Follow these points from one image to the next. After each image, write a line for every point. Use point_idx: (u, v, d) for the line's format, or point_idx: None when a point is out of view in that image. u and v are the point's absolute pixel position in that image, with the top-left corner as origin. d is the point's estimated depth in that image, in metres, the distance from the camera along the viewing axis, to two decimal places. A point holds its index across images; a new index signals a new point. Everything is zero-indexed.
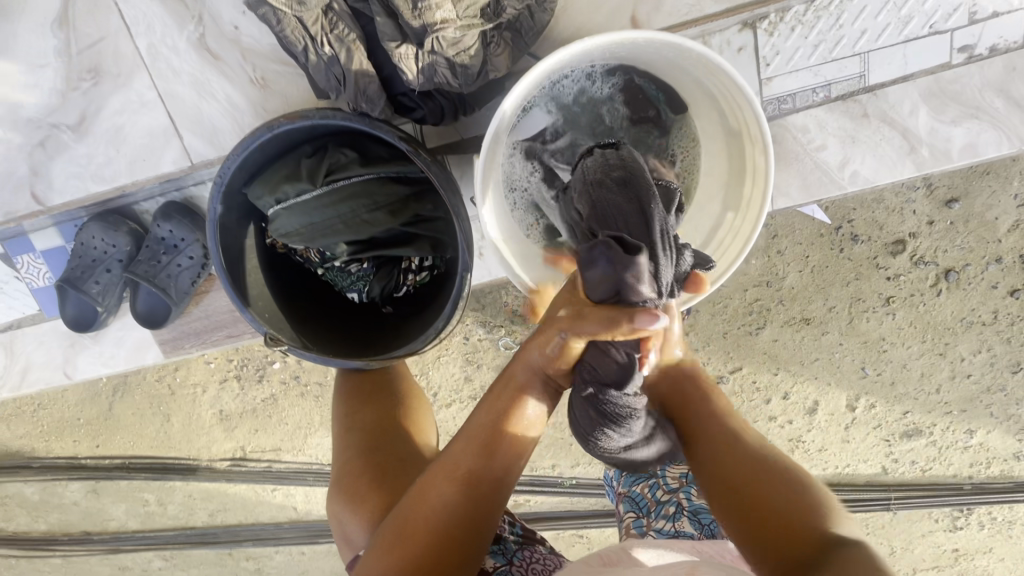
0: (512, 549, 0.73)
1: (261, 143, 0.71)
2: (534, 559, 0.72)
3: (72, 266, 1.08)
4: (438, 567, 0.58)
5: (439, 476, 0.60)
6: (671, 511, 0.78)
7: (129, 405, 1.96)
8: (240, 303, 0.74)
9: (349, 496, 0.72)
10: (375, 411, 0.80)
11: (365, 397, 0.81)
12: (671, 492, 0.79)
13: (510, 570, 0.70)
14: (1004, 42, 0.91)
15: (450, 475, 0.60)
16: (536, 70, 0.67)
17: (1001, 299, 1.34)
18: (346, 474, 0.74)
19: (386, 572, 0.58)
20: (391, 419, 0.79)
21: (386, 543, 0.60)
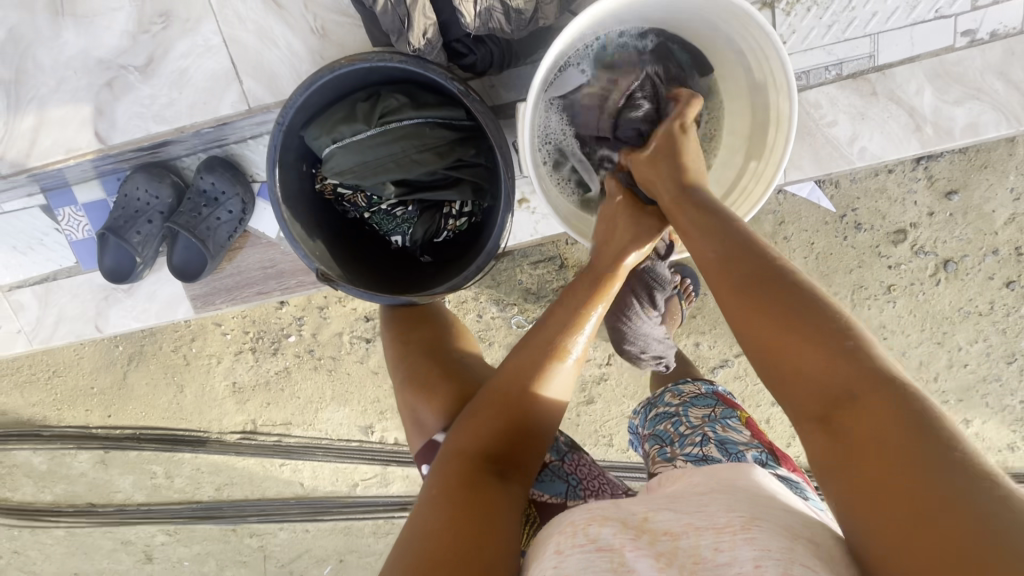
0: (563, 449, 0.80)
1: (320, 85, 0.76)
2: (582, 463, 0.79)
3: (115, 216, 1.12)
4: (530, 429, 0.68)
5: (536, 353, 0.70)
6: (697, 440, 0.78)
7: (143, 374, 1.99)
8: (292, 238, 0.79)
9: (421, 389, 0.80)
10: (429, 327, 0.88)
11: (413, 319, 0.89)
12: (695, 427, 0.80)
13: (562, 465, 0.78)
14: (1004, 28, 0.98)
15: (547, 351, 0.70)
16: (577, 24, 0.73)
17: (997, 290, 1.40)
18: (413, 374, 0.82)
19: (483, 436, 0.66)
20: (447, 332, 0.88)
21: (480, 412, 0.67)
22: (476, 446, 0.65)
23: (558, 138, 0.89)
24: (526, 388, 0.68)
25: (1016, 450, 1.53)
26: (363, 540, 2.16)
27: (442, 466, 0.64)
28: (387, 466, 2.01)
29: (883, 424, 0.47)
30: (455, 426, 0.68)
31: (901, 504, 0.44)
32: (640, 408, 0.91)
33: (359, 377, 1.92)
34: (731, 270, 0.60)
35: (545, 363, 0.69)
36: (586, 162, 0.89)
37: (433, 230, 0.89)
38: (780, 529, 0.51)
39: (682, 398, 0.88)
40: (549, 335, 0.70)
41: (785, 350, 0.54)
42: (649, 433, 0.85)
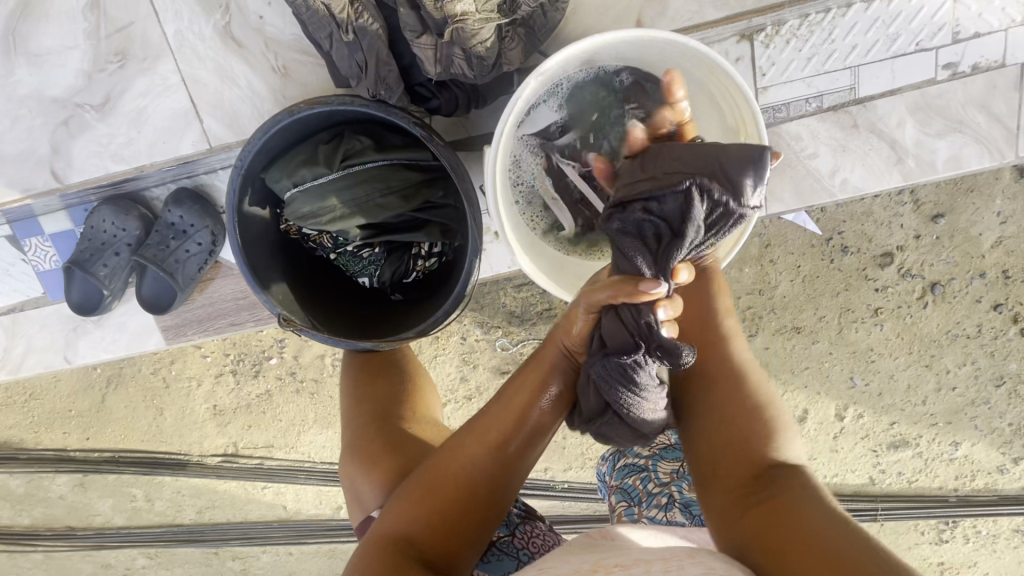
0: (515, 521, 0.77)
1: (280, 128, 0.74)
2: (535, 534, 0.77)
3: (81, 248, 1.09)
4: (464, 516, 0.64)
5: (471, 438, 0.68)
6: (664, 502, 0.79)
7: (121, 397, 1.95)
8: (254, 284, 0.76)
9: (364, 462, 0.78)
10: (385, 387, 0.87)
11: (371, 375, 0.88)
12: (663, 486, 0.81)
13: (512, 541, 0.75)
14: (985, 61, 0.97)
15: (481, 438, 0.68)
16: (544, 70, 0.71)
17: (985, 313, 1.38)
18: (360, 442, 0.81)
19: (410, 521, 0.64)
20: (398, 397, 0.86)
21: (411, 495, 0.66)
22: (402, 529, 0.63)
23: (529, 176, 0.87)
24: (457, 475, 0.66)
25: (1006, 472, 1.51)
26: None
27: (365, 548, 0.62)
28: None
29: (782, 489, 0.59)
30: (386, 508, 0.67)
31: (785, 532, 0.54)
32: (608, 454, 0.87)
33: None
34: (711, 359, 0.75)
35: (484, 449, 0.67)
36: (558, 200, 0.86)
37: (402, 271, 0.87)
38: (724, 562, 0.51)
39: (651, 447, 0.85)
40: (486, 424, 0.69)
41: (736, 433, 0.68)
42: (617, 487, 0.83)
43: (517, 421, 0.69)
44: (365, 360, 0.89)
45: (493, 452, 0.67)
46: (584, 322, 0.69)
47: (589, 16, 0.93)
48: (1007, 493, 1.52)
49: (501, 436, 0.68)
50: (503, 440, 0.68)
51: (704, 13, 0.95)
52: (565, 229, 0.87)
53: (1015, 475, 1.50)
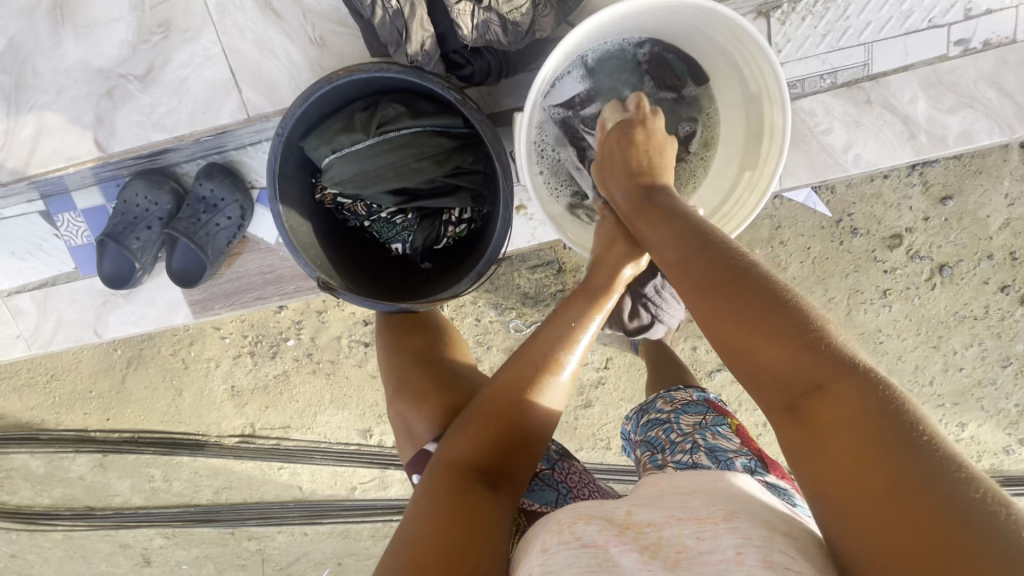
0: (554, 457, 0.82)
1: (318, 96, 0.77)
2: (572, 471, 0.81)
3: (114, 222, 1.13)
4: (521, 437, 0.68)
5: (526, 363, 0.71)
6: (687, 447, 0.79)
7: (142, 377, 1.99)
8: (294, 248, 0.80)
9: (415, 401, 0.82)
10: (423, 338, 0.92)
11: (407, 329, 0.93)
12: (686, 434, 0.82)
13: (552, 474, 0.79)
14: (997, 38, 0.99)
15: (537, 362, 0.71)
16: (571, 40, 0.74)
17: (992, 294, 1.41)
18: (408, 384, 0.85)
19: (472, 443, 0.67)
20: (436, 345, 0.91)
21: (469, 423, 0.69)
22: (464, 453, 0.67)
23: (553, 147, 0.90)
24: (514, 398, 0.69)
25: (1011, 452, 1.54)
26: (361, 543, 2.16)
27: (434, 472, 0.65)
28: (386, 470, 2.02)
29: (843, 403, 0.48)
30: (447, 436, 0.70)
31: (868, 481, 0.45)
32: (633, 413, 0.93)
33: (358, 381, 1.92)
34: (710, 268, 0.59)
35: (535, 377, 0.71)
36: (583, 169, 0.90)
37: (433, 237, 0.90)
38: (759, 521, 0.51)
39: (673, 404, 0.90)
40: (543, 349, 0.72)
41: (755, 354, 0.54)
42: (642, 439, 0.86)
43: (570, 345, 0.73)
44: (399, 322, 0.94)
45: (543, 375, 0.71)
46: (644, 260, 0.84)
47: None
48: (1011, 473, 1.55)
49: (550, 360, 0.72)
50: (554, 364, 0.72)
51: None
52: (589, 198, 0.91)
53: (1019, 456, 1.53)
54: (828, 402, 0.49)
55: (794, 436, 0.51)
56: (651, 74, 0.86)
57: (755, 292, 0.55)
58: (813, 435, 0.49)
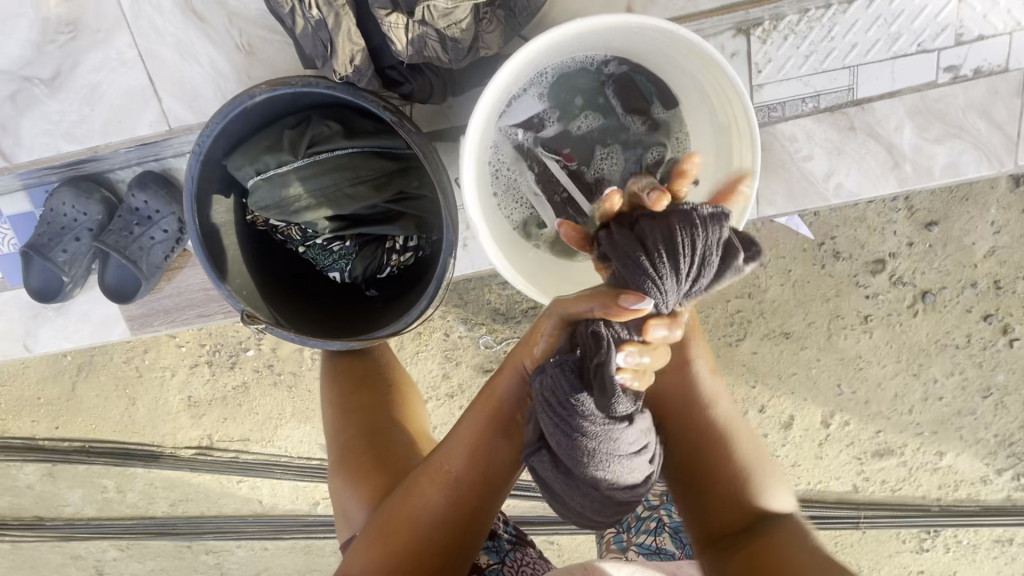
0: (505, 548, 0.78)
1: (240, 111, 0.68)
2: (525, 561, 0.77)
3: (39, 232, 1.04)
4: (420, 560, 0.64)
5: (429, 479, 0.66)
6: (651, 525, 0.82)
7: (92, 385, 1.89)
8: (214, 278, 0.71)
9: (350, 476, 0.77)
10: (372, 393, 0.85)
11: (356, 380, 0.86)
12: None
13: (503, 569, 0.75)
14: (987, 65, 0.93)
15: (438, 478, 0.65)
16: (524, 54, 0.66)
17: (975, 323, 1.36)
18: (348, 450, 0.81)
19: (368, 562, 0.65)
20: (384, 403, 0.85)
21: (374, 542, 0.66)
22: (361, 571, 0.65)
23: (509, 170, 0.82)
24: (413, 518, 0.65)
25: (989, 483, 1.49)
26: (325, 558, 2.09)
27: None
28: None
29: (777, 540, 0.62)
30: (353, 544, 0.69)
31: None
32: None
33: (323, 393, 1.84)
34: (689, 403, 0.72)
35: (433, 498, 0.65)
36: (541, 196, 0.82)
37: (375, 265, 0.82)
38: None
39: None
40: (444, 463, 0.66)
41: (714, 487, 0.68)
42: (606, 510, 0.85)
43: (477, 459, 0.65)
44: (340, 368, 0.87)
45: (449, 498, 0.65)
46: (550, 341, 0.61)
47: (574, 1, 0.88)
48: (988, 504, 1.51)
49: (456, 482, 0.65)
50: (458, 480, 0.65)
51: (697, 3, 0.91)
52: (548, 227, 0.82)
53: (998, 487, 1.49)
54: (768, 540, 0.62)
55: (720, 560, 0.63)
56: (617, 96, 0.79)
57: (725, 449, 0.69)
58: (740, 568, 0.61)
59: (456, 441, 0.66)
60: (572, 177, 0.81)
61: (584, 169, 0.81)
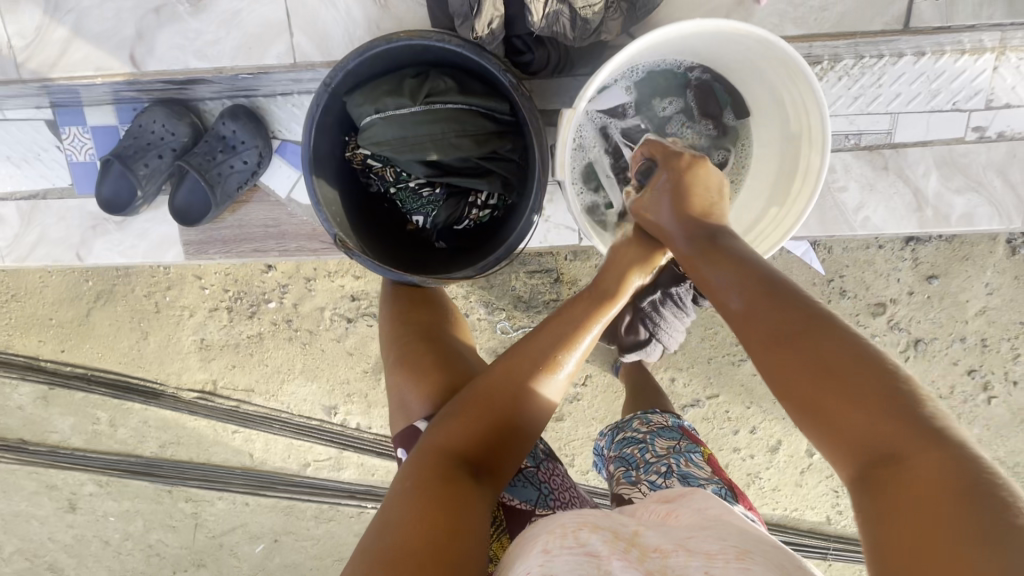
0: (541, 456, 0.86)
1: (375, 53, 0.77)
2: (556, 472, 0.86)
3: (126, 144, 1.10)
4: (506, 430, 0.73)
5: (526, 362, 0.75)
6: (661, 469, 0.85)
7: (108, 314, 1.91)
8: (316, 201, 0.79)
9: (413, 376, 0.87)
10: (429, 312, 0.97)
11: (412, 302, 0.97)
12: (660, 456, 0.88)
13: (537, 472, 0.84)
14: (1010, 131, 1.05)
15: (536, 362, 0.75)
16: (633, 48, 0.74)
17: (959, 376, 1.55)
18: (404, 356, 0.90)
19: (460, 433, 0.71)
20: (438, 323, 0.96)
21: (463, 412, 0.72)
22: (451, 440, 0.70)
23: (590, 151, 0.91)
24: (506, 393, 0.73)
25: None
26: (304, 522, 2.11)
27: (420, 458, 0.69)
28: (343, 451, 1.98)
29: (922, 476, 0.47)
30: (435, 421, 0.74)
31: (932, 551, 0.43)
32: (609, 430, 1.00)
33: (334, 356, 1.88)
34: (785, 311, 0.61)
35: (531, 375, 0.74)
36: (613, 178, 0.91)
37: (456, 217, 0.90)
38: (773, 565, 0.52)
39: (649, 427, 0.97)
40: (544, 349, 0.76)
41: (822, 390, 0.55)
42: (617, 454, 0.92)
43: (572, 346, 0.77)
44: (406, 294, 0.98)
45: (536, 375, 0.75)
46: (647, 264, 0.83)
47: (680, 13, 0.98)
48: None
49: (549, 363, 0.75)
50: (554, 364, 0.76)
51: (782, 29, 0.98)
52: (614, 207, 0.92)
53: None
54: (909, 469, 0.48)
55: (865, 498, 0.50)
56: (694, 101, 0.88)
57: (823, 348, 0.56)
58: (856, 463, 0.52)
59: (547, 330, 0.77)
60: None
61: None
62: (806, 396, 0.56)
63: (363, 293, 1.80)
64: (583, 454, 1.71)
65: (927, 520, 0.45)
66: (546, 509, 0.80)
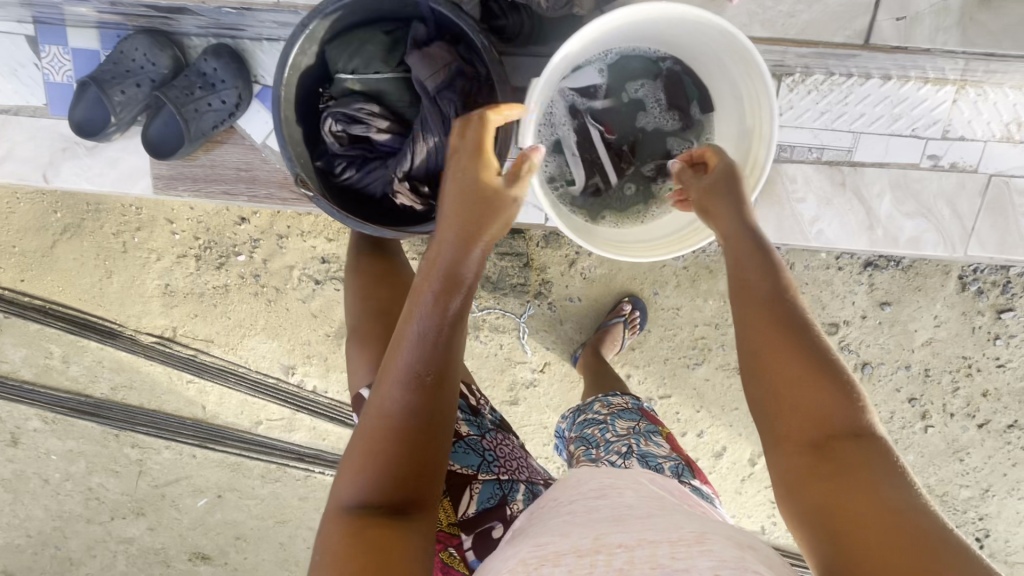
0: (487, 425, 0.94)
1: (354, 2, 0.80)
2: (504, 442, 0.93)
3: (104, 69, 1.10)
4: (404, 453, 0.64)
5: (395, 382, 0.65)
6: (622, 448, 0.90)
7: (73, 248, 1.88)
8: (281, 141, 0.83)
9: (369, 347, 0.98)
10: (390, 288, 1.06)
11: (378, 278, 1.07)
12: (620, 437, 0.93)
13: (483, 440, 0.91)
14: (962, 162, 1.10)
15: (410, 378, 0.65)
16: (603, 21, 0.75)
17: (900, 403, 1.62)
18: (364, 333, 1.00)
19: (361, 485, 0.64)
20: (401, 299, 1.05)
21: (357, 464, 0.64)
22: (356, 494, 0.64)
23: (559, 127, 0.93)
24: (395, 424, 0.65)
25: None
26: (250, 480, 2.10)
27: (329, 526, 0.63)
28: (298, 412, 1.97)
29: (854, 459, 0.63)
30: (337, 478, 0.67)
31: (875, 537, 0.57)
32: (572, 412, 1.05)
33: (298, 317, 1.88)
34: (775, 310, 0.69)
35: (415, 382, 0.65)
36: (577, 156, 0.94)
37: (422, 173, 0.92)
38: (731, 546, 0.52)
39: (610, 409, 1.02)
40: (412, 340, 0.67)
41: (788, 383, 0.66)
42: (577, 435, 0.98)
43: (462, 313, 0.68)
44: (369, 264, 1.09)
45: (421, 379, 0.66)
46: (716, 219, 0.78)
47: None
48: None
49: (428, 366, 0.66)
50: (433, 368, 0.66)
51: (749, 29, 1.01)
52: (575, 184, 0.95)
53: None
54: (846, 454, 0.63)
55: (803, 473, 0.64)
56: (663, 91, 0.91)
57: (791, 332, 0.68)
58: (802, 448, 0.65)
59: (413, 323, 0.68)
60: (607, 147, 0.94)
61: (619, 146, 0.94)
62: (779, 384, 0.67)
63: (335, 257, 1.81)
64: (534, 438, 1.74)
65: (872, 504, 0.59)
66: (489, 474, 0.87)
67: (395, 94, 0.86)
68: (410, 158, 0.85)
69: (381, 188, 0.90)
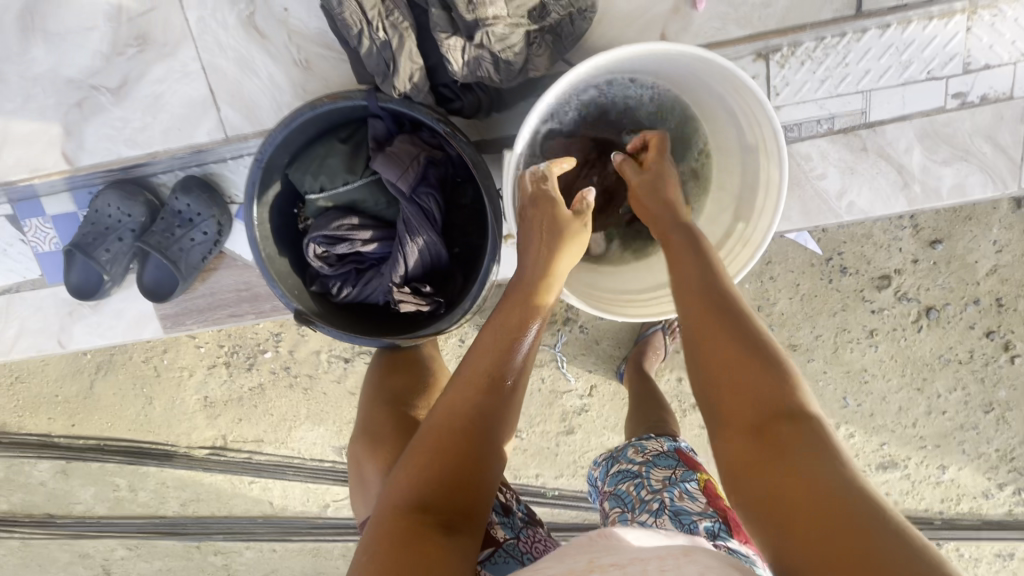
0: (520, 525, 0.86)
1: (301, 121, 0.78)
2: (537, 538, 0.86)
3: (84, 232, 1.08)
4: (465, 452, 0.67)
5: (464, 383, 0.70)
6: (655, 508, 0.84)
7: (111, 383, 1.90)
8: (270, 281, 0.80)
9: (375, 448, 0.90)
10: (406, 378, 0.99)
11: (395, 368, 1.01)
12: (655, 492, 0.86)
13: (518, 542, 0.83)
14: (993, 93, 0.98)
15: (473, 380, 0.70)
16: (589, 66, 0.70)
17: (977, 339, 1.34)
18: (372, 429, 0.93)
19: (418, 477, 0.65)
20: (413, 387, 0.99)
21: (417, 460, 0.66)
22: (412, 493, 0.64)
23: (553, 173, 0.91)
24: (459, 424, 0.67)
25: (992, 497, 1.46)
26: (332, 561, 2.08)
27: (378, 519, 0.63)
28: None
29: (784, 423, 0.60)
30: (390, 478, 0.68)
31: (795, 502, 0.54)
32: (604, 460, 0.97)
33: (336, 398, 1.86)
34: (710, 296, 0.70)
35: (476, 395, 0.69)
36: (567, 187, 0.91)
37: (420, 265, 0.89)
38: (720, 558, 0.56)
39: (645, 455, 0.94)
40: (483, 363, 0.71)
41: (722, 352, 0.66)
42: (611, 492, 0.90)
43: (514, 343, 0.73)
44: (390, 361, 1.02)
45: (486, 392, 0.69)
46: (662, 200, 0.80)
47: (612, 27, 0.95)
48: (991, 519, 1.47)
49: (492, 377, 0.70)
50: (498, 376, 0.70)
51: (726, 31, 0.96)
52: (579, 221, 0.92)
53: (1000, 501, 1.46)
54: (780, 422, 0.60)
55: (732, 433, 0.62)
56: (632, 121, 0.90)
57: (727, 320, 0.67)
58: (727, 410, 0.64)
59: (482, 344, 0.72)
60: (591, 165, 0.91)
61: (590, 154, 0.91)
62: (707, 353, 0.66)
63: None
64: None
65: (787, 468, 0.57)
66: None
67: (370, 199, 0.83)
68: (402, 261, 0.82)
69: (381, 296, 0.86)
